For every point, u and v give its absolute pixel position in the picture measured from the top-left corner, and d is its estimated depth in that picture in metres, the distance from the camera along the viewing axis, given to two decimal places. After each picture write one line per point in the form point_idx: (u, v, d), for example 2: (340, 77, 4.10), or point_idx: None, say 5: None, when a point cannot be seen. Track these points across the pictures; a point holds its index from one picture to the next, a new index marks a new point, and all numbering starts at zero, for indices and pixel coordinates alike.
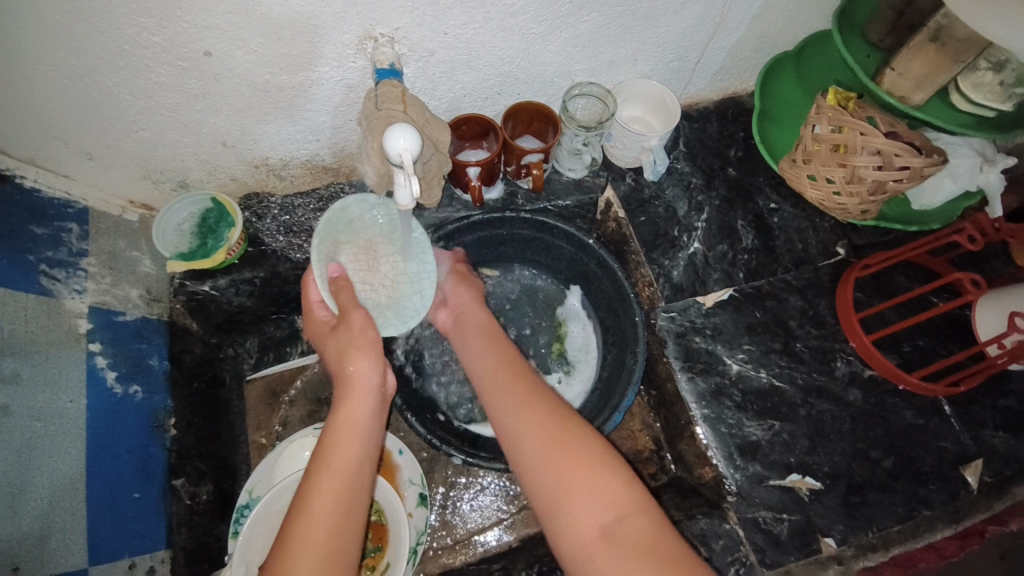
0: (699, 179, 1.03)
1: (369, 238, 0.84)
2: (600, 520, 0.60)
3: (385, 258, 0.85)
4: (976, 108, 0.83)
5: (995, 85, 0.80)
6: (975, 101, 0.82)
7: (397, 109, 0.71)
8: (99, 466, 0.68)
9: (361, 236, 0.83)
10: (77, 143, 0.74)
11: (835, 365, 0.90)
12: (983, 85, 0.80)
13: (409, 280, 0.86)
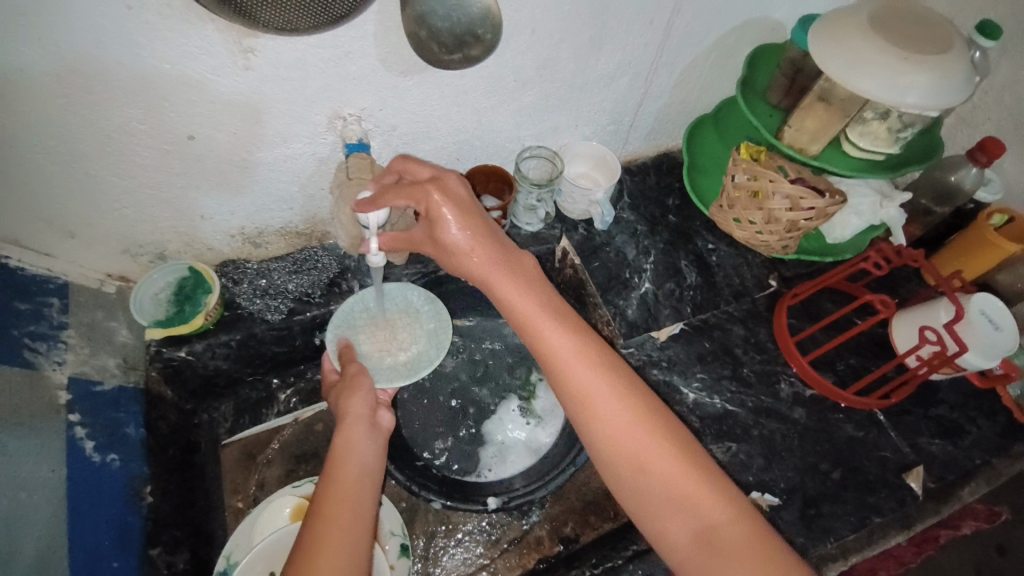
0: (644, 226, 1.15)
1: (389, 314, 0.95)
2: (646, 468, 0.63)
3: (401, 325, 0.94)
4: (867, 154, 0.98)
5: (883, 132, 0.93)
6: (864, 147, 0.96)
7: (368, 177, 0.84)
8: (81, 535, 0.69)
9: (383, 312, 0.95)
10: (60, 223, 0.78)
11: (779, 387, 0.98)
12: (869, 133, 0.94)
13: (425, 339, 0.93)
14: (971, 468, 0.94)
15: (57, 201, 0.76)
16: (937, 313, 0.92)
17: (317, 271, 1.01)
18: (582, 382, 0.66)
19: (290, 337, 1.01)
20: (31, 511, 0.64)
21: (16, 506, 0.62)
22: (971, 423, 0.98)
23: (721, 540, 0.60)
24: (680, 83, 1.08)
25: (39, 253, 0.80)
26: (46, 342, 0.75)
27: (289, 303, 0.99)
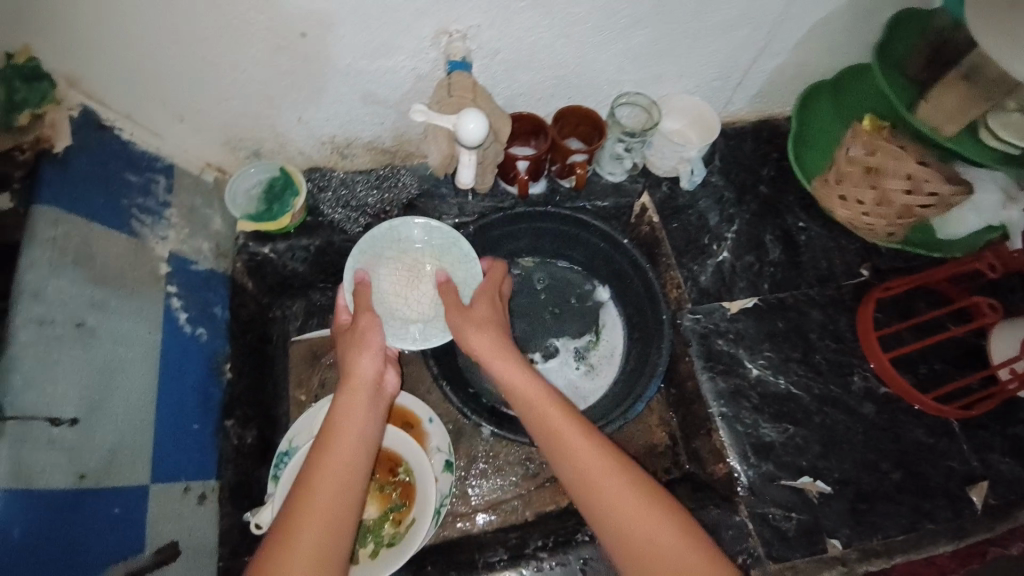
0: (733, 193, 1.09)
1: (416, 257, 0.97)
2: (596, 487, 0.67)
3: (424, 280, 0.96)
4: (1003, 146, 0.84)
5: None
6: (1005, 139, 0.83)
7: (465, 97, 0.78)
8: (168, 395, 0.75)
9: (408, 255, 0.96)
10: (172, 105, 0.81)
11: (851, 379, 0.93)
12: (1011, 124, 0.82)
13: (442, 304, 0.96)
14: None
15: (171, 84, 0.78)
16: None
17: (396, 189, 1.02)
18: (551, 415, 0.73)
19: None
20: (125, 365, 0.69)
21: (112, 358, 0.67)
22: None
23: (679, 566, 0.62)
24: (804, 42, 0.99)
25: (149, 131, 0.83)
26: (151, 217, 0.80)
27: (368, 218, 1.01)
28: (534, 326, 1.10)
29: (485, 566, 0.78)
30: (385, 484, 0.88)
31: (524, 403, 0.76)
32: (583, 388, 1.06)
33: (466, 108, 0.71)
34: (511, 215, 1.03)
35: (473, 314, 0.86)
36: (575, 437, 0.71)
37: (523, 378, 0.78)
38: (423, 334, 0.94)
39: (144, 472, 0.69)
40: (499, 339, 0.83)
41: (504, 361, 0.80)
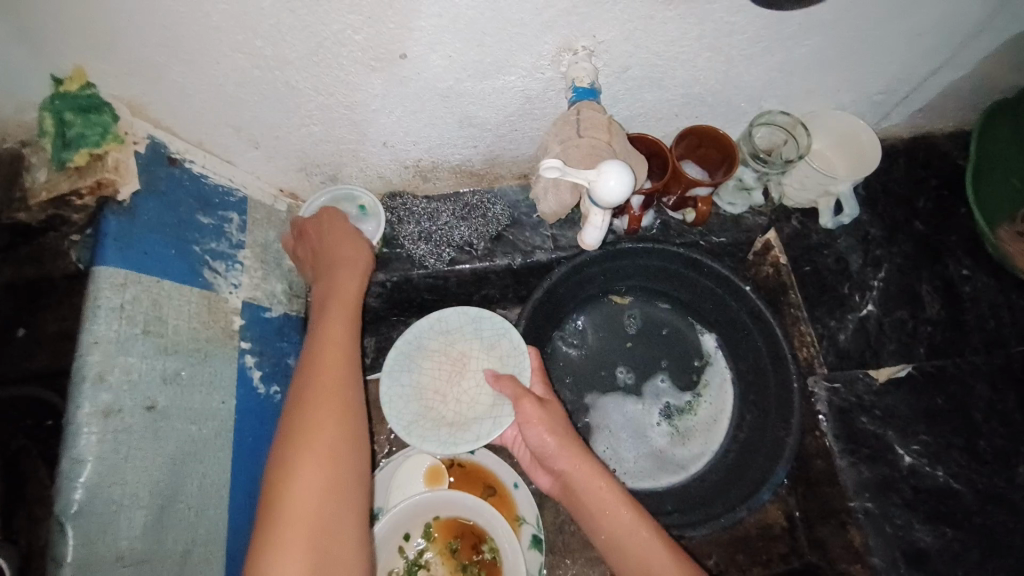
0: (881, 231, 0.91)
1: (450, 344, 0.83)
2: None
3: (468, 374, 0.81)
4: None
5: None
6: None
7: (602, 139, 0.62)
8: (244, 471, 0.67)
9: (455, 347, 0.83)
10: (247, 131, 0.71)
11: (1022, 473, 0.78)
12: None
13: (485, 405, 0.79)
14: None
15: (249, 108, 0.67)
16: None
17: (485, 220, 0.90)
18: (643, 545, 0.64)
19: (443, 288, 0.92)
20: (200, 445, 0.61)
21: (186, 441, 0.59)
22: None
23: None
24: (1000, 52, 0.80)
25: (221, 160, 0.74)
26: (223, 263, 0.70)
27: (452, 252, 0.89)
28: (614, 381, 0.96)
29: None
30: (468, 564, 0.79)
31: (610, 530, 0.66)
32: (684, 458, 0.91)
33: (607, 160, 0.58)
34: (611, 248, 0.89)
35: (541, 407, 0.72)
36: (667, 566, 0.62)
37: (614, 499, 0.66)
38: (452, 441, 0.76)
39: (219, 569, 0.61)
40: (579, 448, 0.70)
41: (589, 477, 0.68)
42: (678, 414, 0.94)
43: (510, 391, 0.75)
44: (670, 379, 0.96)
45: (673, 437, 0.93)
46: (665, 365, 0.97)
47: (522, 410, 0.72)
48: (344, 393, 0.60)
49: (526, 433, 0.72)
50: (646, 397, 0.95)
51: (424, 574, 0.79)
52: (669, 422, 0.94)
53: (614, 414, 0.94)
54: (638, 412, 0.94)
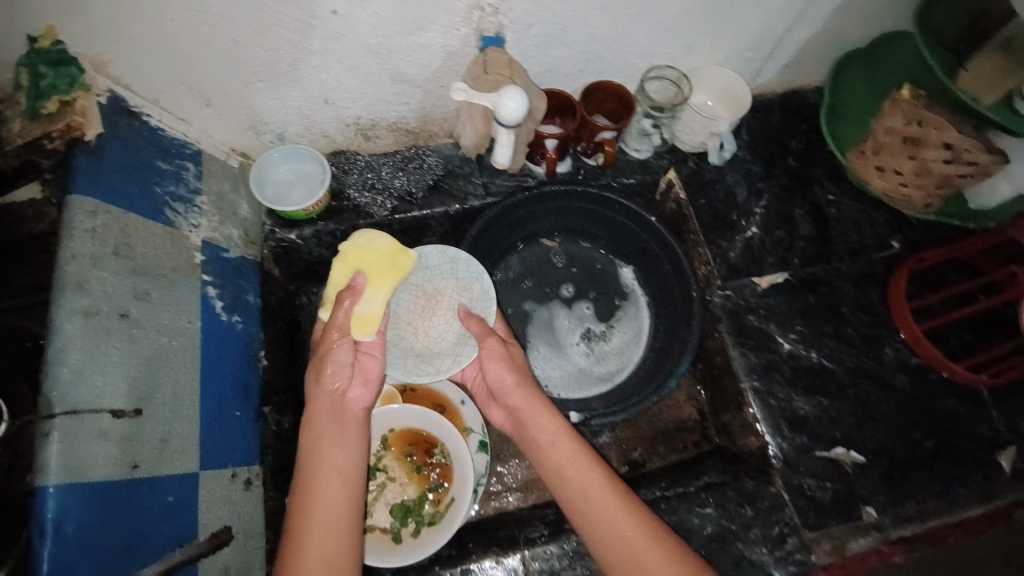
0: (760, 167, 1.07)
1: (428, 280, 0.95)
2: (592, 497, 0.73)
3: (440, 310, 0.94)
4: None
5: None
6: None
7: (503, 74, 0.76)
8: (211, 384, 0.75)
9: (431, 284, 0.95)
10: (200, 89, 0.80)
11: (883, 352, 0.93)
12: None
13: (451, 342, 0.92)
14: None
15: (201, 66, 0.76)
16: None
17: (422, 171, 1.01)
18: (579, 467, 0.75)
19: (388, 235, 1.03)
20: (171, 355, 0.70)
21: (158, 349, 0.68)
22: None
23: None
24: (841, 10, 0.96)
25: (176, 117, 0.82)
26: (183, 205, 0.79)
27: (393, 201, 1.00)
28: (549, 305, 1.10)
29: (527, 541, 0.81)
30: (421, 465, 0.90)
31: (554, 459, 0.77)
32: (611, 363, 1.06)
33: (505, 87, 0.74)
34: (537, 193, 1.01)
35: (501, 347, 0.84)
36: (600, 492, 0.73)
37: (557, 432, 0.78)
38: (414, 368, 0.90)
39: (192, 461, 0.69)
40: (530, 386, 0.82)
41: (536, 415, 0.79)
42: (600, 332, 1.08)
43: (475, 330, 0.86)
44: (595, 305, 1.10)
45: (598, 352, 1.07)
46: (592, 293, 1.11)
47: (487, 346, 0.83)
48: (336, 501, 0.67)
49: (487, 368, 0.83)
50: (573, 318, 1.09)
51: (380, 476, 0.89)
52: (595, 340, 1.08)
53: (549, 335, 1.07)
54: (568, 334, 1.08)
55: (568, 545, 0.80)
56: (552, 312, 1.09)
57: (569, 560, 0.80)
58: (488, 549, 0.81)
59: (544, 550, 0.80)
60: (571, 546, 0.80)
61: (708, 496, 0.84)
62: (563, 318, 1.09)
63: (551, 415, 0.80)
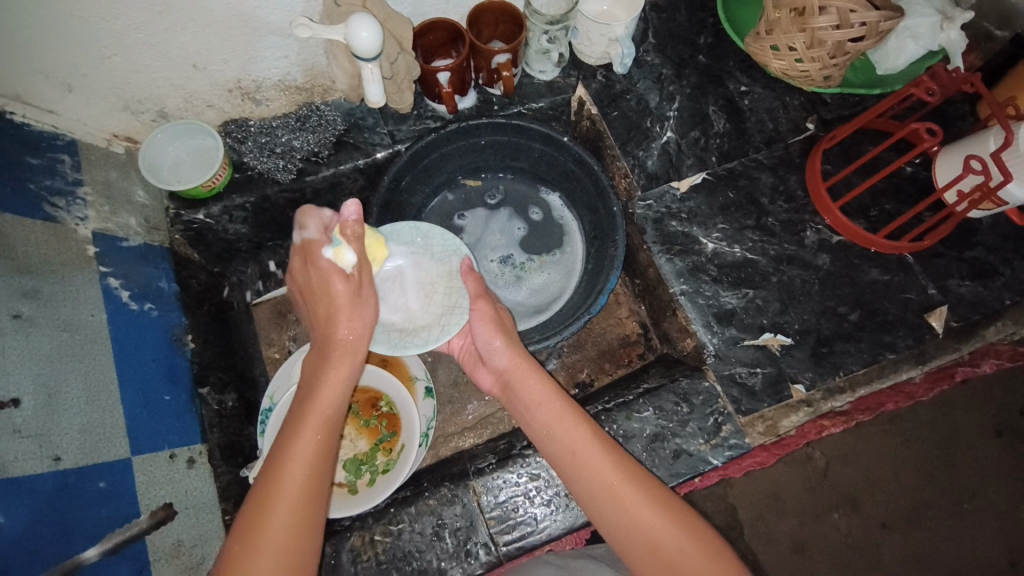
0: (671, 69, 1.02)
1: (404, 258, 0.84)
2: (577, 453, 0.69)
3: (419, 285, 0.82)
4: None
5: None
6: None
7: (356, 3, 0.79)
8: (130, 372, 0.76)
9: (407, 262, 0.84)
10: (58, 75, 0.76)
11: (805, 235, 0.93)
12: None
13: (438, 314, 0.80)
14: (999, 308, 0.91)
15: (45, 51, 0.72)
16: (986, 143, 0.84)
17: (322, 128, 0.97)
18: (563, 427, 0.70)
19: (302, 201, 1.00)
20: (76, 347, 0.70)
21: (59, 343, 0.68)
22: (1006, 265, 0.92)
23: (649, 532, 0.64)
24: None
25: (44, 110, 0.79)
26: (65, 198, 0.77)
27: (299, 163, 0.96)
28: (488, 212, 1.12)
29: (476, 472, 0.83)
30: (369, 419, 0.91)
31: (542, 419, 0.72)
32: (537, 283, 1.07)
33: (353, 16, 0.75)
34: (444, 134, 0.97)
35: (488, 310, 0.78)
36: (589, 448, 0.69)
37: (544, 392, 0.74)
38: (398, 345, 0.78)
39: (122, 446, 0.71)
40: (516, 349, 0.76)
41: (525, 377, 0.75)
42: (532, 257, 1.09)
43: (471, 288, 0.80)
44: (527, 232, 1.11)
45: (511, 280, 1.07)
46: (527, 217, 1.11)
47: (478, 310, 0.78)
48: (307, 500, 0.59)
49: (475, 331, 0.78)
50: (505, 235, 1.11)
51: None
52: (512, 266, 1.09)
53: (478, 243, 1.11)
54: (491, 249, 1.10)
55: (516, 469, 0.83)
56: (484, 224, 1.12)
57: (518, 482, 0.82)
58: (439, 486, 0.82)
59: (494, 478, 0.82)
60: (518, 472, 0.83)
61: (645, 401, 0.86)
62: (495, 230, 1.11)
63: (536, 378, 0.75)
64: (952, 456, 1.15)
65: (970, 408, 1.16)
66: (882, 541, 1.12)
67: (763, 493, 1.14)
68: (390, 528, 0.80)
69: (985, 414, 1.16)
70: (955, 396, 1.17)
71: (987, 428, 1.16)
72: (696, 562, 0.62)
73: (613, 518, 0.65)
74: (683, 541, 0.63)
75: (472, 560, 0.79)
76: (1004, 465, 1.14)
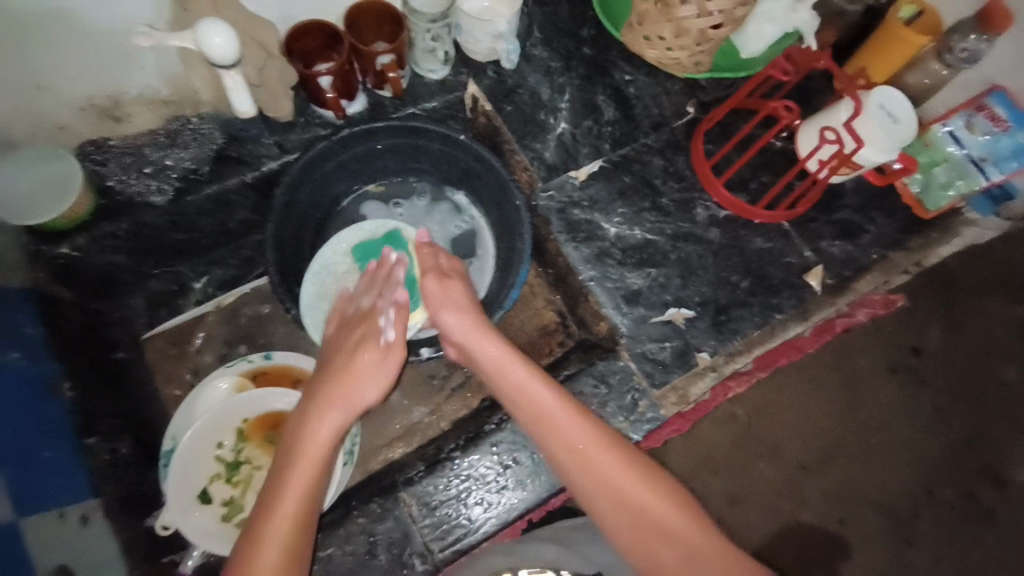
0: (558, 62, 1.04)
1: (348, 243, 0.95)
2: (543, 416, 0.70)
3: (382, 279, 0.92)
4: None
5: None
6: None
7: (207, 7, 0.77)
8: (4, 430, 0.69)
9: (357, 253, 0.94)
10: None
11: (696, 213, 0.99)
12: None
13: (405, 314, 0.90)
14: (868, 263, 1.01)
15: None
16: (839, 113, 0.92)
17: (199, 142, 0.89)
18: (529, 388, 0.72)
19: (187, 223, 0.93)
20: None
21: None
22: (871, 223, 1.02)
23: (615, 487, 0.65)
24: None
25: None
26: None
27: (176, 183, 0.88)
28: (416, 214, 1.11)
29: (405, 483, 0.82)
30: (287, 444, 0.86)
31: (507, 385, 0.73)
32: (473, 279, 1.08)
33: (201, 21, 0.70)
34: (335, 141, 0.93)
35: (438, 285, 0.81)
36: (551, 406, 0.70)
37: (505, 356, 0.75)
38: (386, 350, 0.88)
39: (7, 508, 0.64)
40: (474, 314, 0.79)
41: (483, 339, 0.76)
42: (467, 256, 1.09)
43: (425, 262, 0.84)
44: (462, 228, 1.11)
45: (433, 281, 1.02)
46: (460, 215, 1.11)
47: (428, 283, 0.81)
48: (304, 507, 0.63)
49: (432, 302, 0.80)
50: (439, 228, 1.11)
51: (245, 470, 0.86)
52: None
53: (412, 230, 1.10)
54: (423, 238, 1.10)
55: (447, 474, 0.82)
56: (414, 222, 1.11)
57: (448, 487, 0.81)
58: (367, 503, 0.80)
59: (424, 486, 0.81)
60: (448, 476, 0.82)
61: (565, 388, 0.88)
62: (434, 223, 1.11)
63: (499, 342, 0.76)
64: (857, 397, 1.27)
65: (871, 354, 1.28)
66: (804, 482, 1.22)
67: (695, 457, 1.21)
68: (318, 554, 0.77)
69: (881, 357, 1.28)
70: (852, 345, 1.28)
71: (884, 366, 1.28)
72: (663, 506, 0.63)
73: (581, 478, 0.66)
74: (646, 497, 0.64)
75: (408, 571, 0.78)
76: (901, 399, 1.27)
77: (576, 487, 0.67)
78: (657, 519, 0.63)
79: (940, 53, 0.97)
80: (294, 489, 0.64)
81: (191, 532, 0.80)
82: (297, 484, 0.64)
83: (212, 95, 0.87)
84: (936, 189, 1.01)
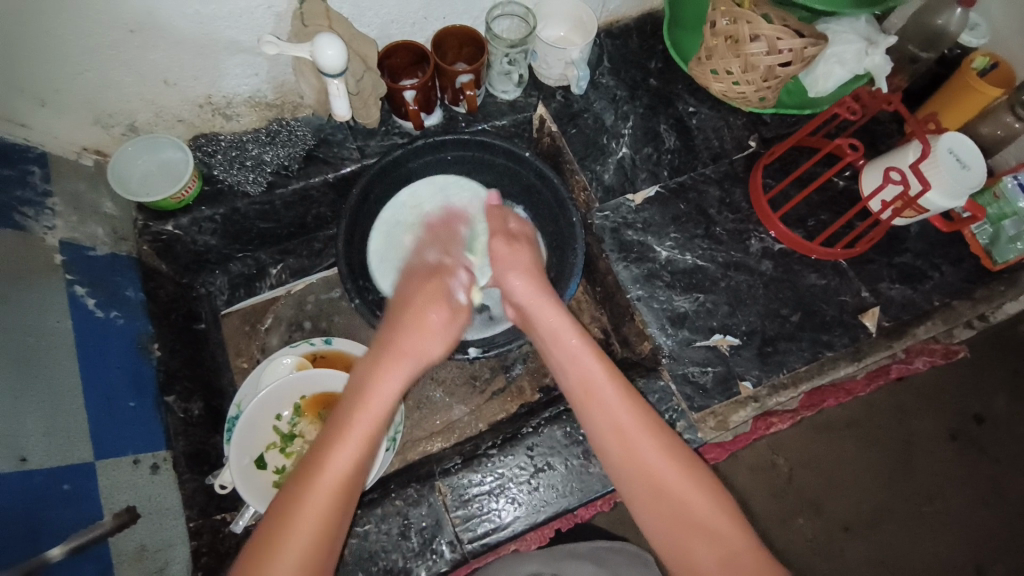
0: (625, 91, 1.09)
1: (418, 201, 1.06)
2: (594, 388, 0.72)
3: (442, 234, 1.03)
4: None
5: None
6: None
7: (322, 24, 0.83)
8: (96, 378, 0.77)
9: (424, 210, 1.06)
10: (32, 90, 0.78)
11: (749, 243, 1.00)
12: None
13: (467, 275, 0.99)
14: (928, 309, 0.98)
15: (19, 65, 0.74)
16: (906, 156, 0.92)
17: (292, 143, 1.00)
18: (584, 360, 0.74)
19: (272, 214, 1.02)
20: (45, 354, 0.71)
21: (26, 350, 0.69)
22: (933, 270, 1.00)
23: (653, 471, 0.66)
24: None
25: (16, 124, 0.81)
26: (34, 208, 0.78)
27: (269, 176, 0.98)
28: None
29: (441, 473, 0.85)
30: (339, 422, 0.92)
31: (560, 354, 0.77)
32: None
33: (319, 35, 0.79)
34: (410, 149, 1.01)
35: (506, 250, 0.86)
36: (600, 380, 0.72)
37: (564, 328, 0.78)
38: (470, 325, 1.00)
39: (87, 449, 0.71)
40: (539, 284, 0.82)
41: (544, 308, 0.80)
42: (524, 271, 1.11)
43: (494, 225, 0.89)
44: None
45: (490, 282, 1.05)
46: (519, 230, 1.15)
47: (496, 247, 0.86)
48: (365, 455, 0.64)
49: (495, 268, 0.85)
50: None
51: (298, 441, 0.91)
52: None
53: None
54: None
55: (482, 469, 0.85)
56: None
57: (482, 482, 0.84)
58: (406, 487, 0.84)
59: (459, 478, 0.84)
60: (484, 472, 0.85)
61: None
62: None
63: (560, 312, 0.79)
64: (908, 457, 1.21)
65: (926, 412, 1.23)
66: (846, 544, 1.17)
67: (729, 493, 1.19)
68: (356, 529, 0.81)
69: (938, 418, 1.23)
70: (906, 402, 1.24)
71: (941, 432, 1.23)
72: (699, 499, 0.65)
73: (621, 454, 0.68)
74: (683, 484, 0.65)
75: (437, 556, 0.81)
76: (957, 464, 1.21)
77: (613, 461, 0.68)
78: (692, 511, 0.64)
79: (1013, 106, 0.97)
80: (358, 433, 0.64)
81: (247, 488, 0.84)
82: (361, 428, 0.65)
83: (316, 99, 0.95)
84: (1003, 242, 0.98)
